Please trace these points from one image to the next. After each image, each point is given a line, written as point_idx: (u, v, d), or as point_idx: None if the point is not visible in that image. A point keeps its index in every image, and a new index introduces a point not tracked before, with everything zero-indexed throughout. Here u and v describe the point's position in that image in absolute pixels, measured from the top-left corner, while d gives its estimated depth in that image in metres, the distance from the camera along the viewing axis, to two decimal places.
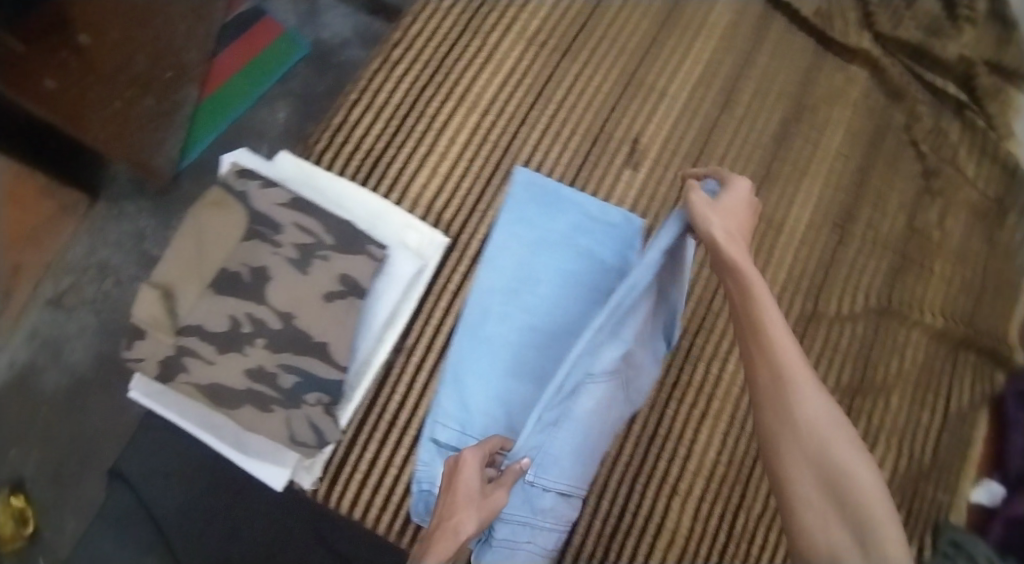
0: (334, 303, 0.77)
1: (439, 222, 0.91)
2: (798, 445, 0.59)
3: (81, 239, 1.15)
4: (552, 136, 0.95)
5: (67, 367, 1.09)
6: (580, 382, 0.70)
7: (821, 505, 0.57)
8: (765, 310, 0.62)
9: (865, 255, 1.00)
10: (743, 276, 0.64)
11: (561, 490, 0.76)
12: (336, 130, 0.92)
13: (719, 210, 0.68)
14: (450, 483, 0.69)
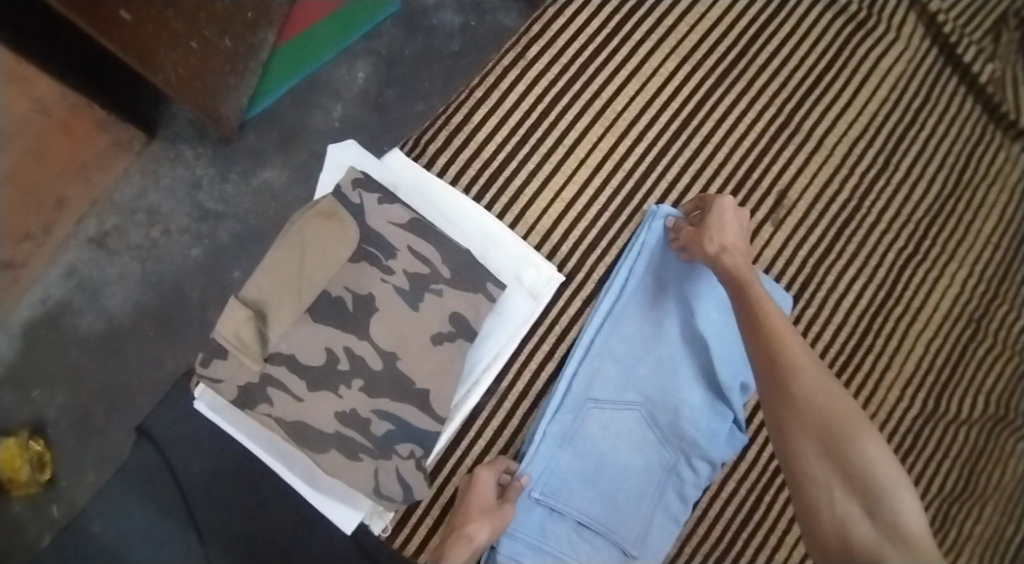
0: (442, 346, 0.68)
1: (554, 254, 0.82)
2: (802, 429, 0.62)
3: (131, 179, 0.87)
4: (693, 173, 0.86)
5: (106, 313, 0.84)
6: (581, 405, 0.79)
7: (828, 478, 0.60)
8: (768, 314, 0.69)
9: (992, 356, 0.93)
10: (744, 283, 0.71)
11: (580, 520, 0.77)
12: (458, 129, 0.83)
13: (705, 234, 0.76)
14: (468, 495, 0.74)
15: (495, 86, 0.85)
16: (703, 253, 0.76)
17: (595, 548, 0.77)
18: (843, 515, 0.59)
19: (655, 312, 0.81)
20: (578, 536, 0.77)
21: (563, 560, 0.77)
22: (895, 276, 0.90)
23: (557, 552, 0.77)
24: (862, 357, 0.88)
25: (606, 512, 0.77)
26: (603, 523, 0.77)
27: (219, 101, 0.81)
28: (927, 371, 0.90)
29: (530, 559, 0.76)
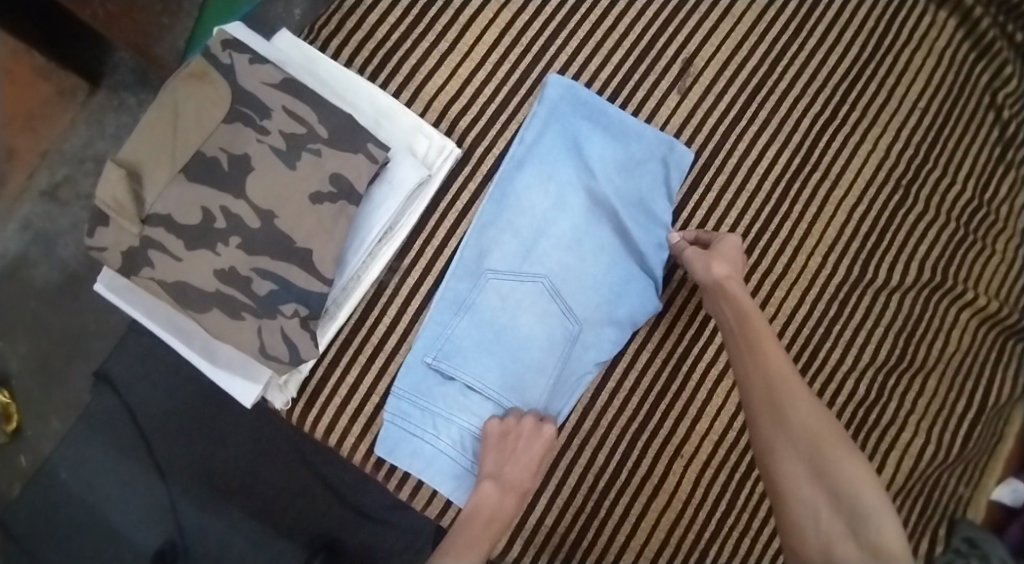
0: (322, 205, 0.68)
1: (453, 131, 0.82)
2: (751, 375, 0.70)
3: (80, 130, 0.98)
4: (592, 47, 0.85)
5: (60, 262, 0.97)
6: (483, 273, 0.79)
7: (762, 397, 0.69)
8: (735, 338, 0.73)
9: (923, 221, 0.91)
10: (722, 316, 0.75)
11: (476, 389, 0.77)
12: (352, 13, 0.82)
13: (714, 256, 0.77)
14: (500, 468, 0.73)
15: None
16: (705, 274, 0.76)
17: (488, 412, 0.77)
18: (757, 399, 0.70)
19: (553, 182, 0.81)
20: (473, 402, 0.77)
21: (456, 424, 0.77)
22: (810, 147, 0.89)
23: (450, 416, 0.77)
24: (779, 226, 0.88)
25: (504, 379, 0.78)
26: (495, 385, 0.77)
27: (153, 43, 0.87)
28: (852, 237, 0.89)
29: (419, 422, 0.76)
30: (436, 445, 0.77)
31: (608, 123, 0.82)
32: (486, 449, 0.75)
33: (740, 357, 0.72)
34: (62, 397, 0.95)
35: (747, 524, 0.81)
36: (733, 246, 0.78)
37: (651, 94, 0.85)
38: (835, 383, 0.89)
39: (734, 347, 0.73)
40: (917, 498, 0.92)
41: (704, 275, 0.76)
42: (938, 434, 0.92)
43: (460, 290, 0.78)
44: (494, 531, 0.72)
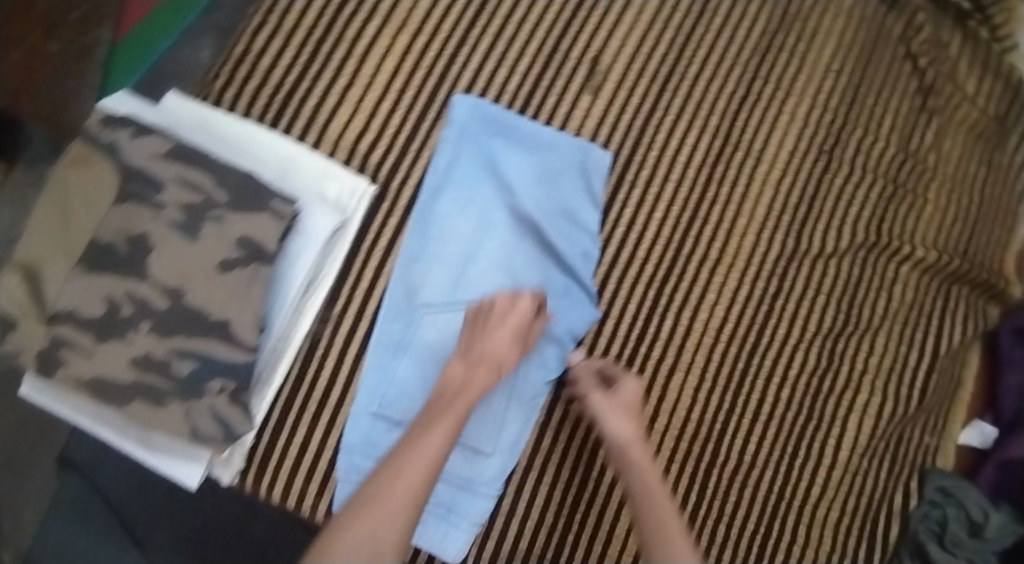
0: (231, 273, 0.66)
1: (366, 166, 0.79)
2: (646, 513, 0.72)
3: None
4: (497, 59, 0.83)
5: None
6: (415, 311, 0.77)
7: (652, 539, 0.71)
8: (631, 478, 0.74)
9: (851, 184, 0.91)
10: (622, 466, 0.75)
11: None
12: (242, 60, 0.78)
13: (616, 406, 0.77)
14: (473, 347, 0.73)
15: (272, 12, 0.80)
16: (611, 436, 0.76)
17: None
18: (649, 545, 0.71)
19: (474, 205, 0.80)
20: None
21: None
22: (729, 127, 0.88)
23: None
24: (709, 211, 0.87)
25: None
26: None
27: None
28: (783, 210, 0.89)
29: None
30: None
31: (521, 138, 0.81)
32: (466, 323, 0.75)
33: (636, 500, 0.73)
34: None
35: None
36: (635, 392, 0.79)
37: (563, 98, 0.84)
38: (784, 357, 0.90)
39: (631, 489, 0.74)
40: (884, 455, 0.93)
41: (614, 429, 0.76)
42: (895, 390, 0.93)
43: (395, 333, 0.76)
44: (445, 423, 0.68)
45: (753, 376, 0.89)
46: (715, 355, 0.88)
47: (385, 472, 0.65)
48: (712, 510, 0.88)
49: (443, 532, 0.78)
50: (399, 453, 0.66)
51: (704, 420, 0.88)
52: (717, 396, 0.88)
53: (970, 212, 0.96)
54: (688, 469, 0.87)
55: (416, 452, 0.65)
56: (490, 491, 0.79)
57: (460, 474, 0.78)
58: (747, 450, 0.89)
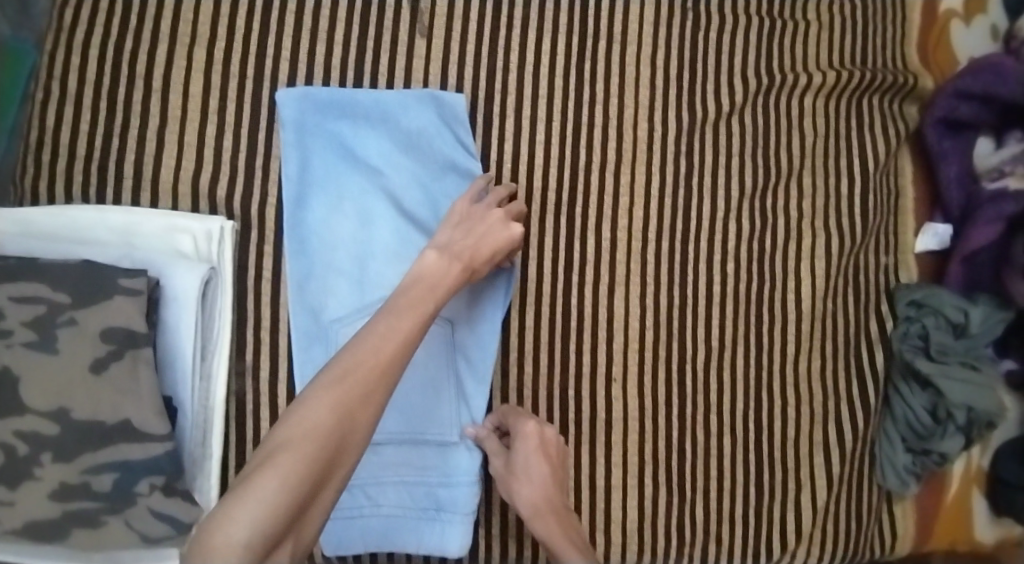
0: (109, 370, 0.61)
1: (217, 204, 0.72)
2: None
3: None
4: (310, 38, 0.75)
5: None
6: (326, 328, 0.72)
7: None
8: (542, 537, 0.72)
9: (726, 32, 0.86)
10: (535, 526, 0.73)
11: (388, 441, 0.77)
12: (39, 144, 0.71)
13: (512, 471, 0.75)
14: (465, 225, 0.71)
15: (51, 77, 0.72)
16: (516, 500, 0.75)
17: (412, 455, 0.78)
18: None
19: (348, 201, 0.74)
20: (388, 454, 0.77)
21: (386, 484, 0.77)
22: (581, 20, 0.83)
23: (376, 479, 0.77)
24: (591, 115, 0.83)
25: (406, 420, 0.77)
26: (406, 428, 0.77)
27: None
28: (666, 85, 0.85)
29: (352, 502, 0.77)
30: (373, 514, 0.77)
31: (366, 111, 0.74)
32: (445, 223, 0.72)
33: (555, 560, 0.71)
34: None
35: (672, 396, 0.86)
36: (529, 441, 0.75)
37: (395, 53, 0.78)
38: (719, 232, 0.86)
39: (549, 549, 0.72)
40: (847, 292, 0.90)
41: (520, 499, 0.74)
42: (838, 223, 0.90)
43: (313, 358, 0.72)
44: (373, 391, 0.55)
45: (693, 262, 0.85)
46: (648, 255, 0.84)
47: (288, 438, 0.51)
48: (698, 408, 0.86)
49: (441, 530, 0.78)
50: (313, 405, 0.53)
51: (659, 324, 0.85)
52: (665, 295, 0.85)
53: (859, 18, 0.90)
54: (660, 374, 0.85)
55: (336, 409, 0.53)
56: (472, 474, 0.78)
57: (437, 469, 0.78)
58: (711, 336, 0.86)
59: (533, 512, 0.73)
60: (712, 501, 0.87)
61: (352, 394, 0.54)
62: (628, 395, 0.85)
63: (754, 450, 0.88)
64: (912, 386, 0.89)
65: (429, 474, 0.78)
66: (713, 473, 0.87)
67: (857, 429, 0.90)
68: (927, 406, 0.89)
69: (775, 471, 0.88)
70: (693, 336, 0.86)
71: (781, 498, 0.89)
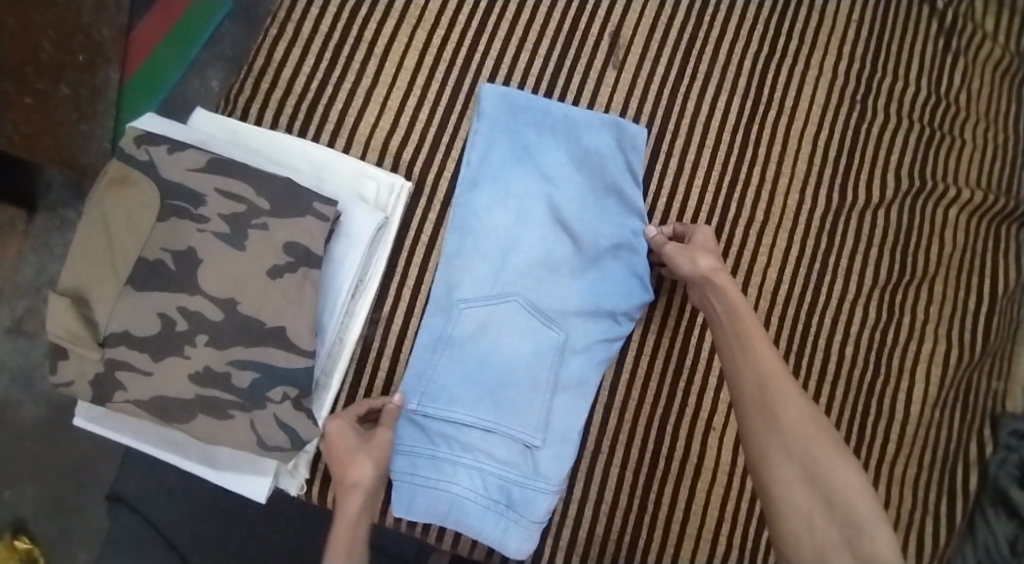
0: (283, 279, 0.65)
1: (399, 164, 0.78)
2: (778, 403, 0.63)
3: (28, 259, 0.95)
4: (517, 44, 0.83)
5: (44, 395, 0.94)
6: (451, 305, 0.75)
7: (801, 431, 0.62)
8: (758, 359, 0.66)
9: (888, 131, 0.90)
10: (742, 337, 0.67)
11: (471, 423, 0.74)
12: (263, 73, 0.79)
13: (695, 251, 0.72)
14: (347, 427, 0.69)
15: (288, 19, 0.81)
16: (692, 270, 0.71)
17: (495, 446, 0.74)
18: (791, 427, 0.63)
19: (512, 198, 0.77)
20: (470, 437, 0.74)
21: (462, 464, 0.74)
22: (758, 87, 0.88)
23: (453, 458, 0.74)
24: (749, 173, 0.87)
25: (497, 411, 0.74)
26: (495, 420, 0.74)
27: (78, 151, 0.87)
28: (822, 166, 0.88)
29: (426, 474, 0.74)
30: (444, 490, 0.74)
31: (554, 122, 0.78)
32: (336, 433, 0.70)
33: (758, 375, 0.65)
34: (77, 529, 0.92)
35: None
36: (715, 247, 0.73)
37: (587, 76, 0.84)
38: (846, 316, 0.87)
39: (746, 379, 0.65)
40: (955, 405, 0.89)
41: (689, 270, 0.72)
42: (960, 333, 0.90)
43: (431, 329, 0.75)
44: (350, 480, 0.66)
45: (812, 335, 0.87)
46: (772, 317, 0.86)
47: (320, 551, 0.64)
48: None
49: (504, 527, 0.74)
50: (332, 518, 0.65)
51: None
52: (778, 360, 0.86)
53: (1010, 148, 0.94)
54: None
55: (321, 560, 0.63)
56: (550, 484, 0.74)
57: (516, 469, 0.74)
58: (816, 411, 0.86)
59: (742, 335, 0.67)
60: None
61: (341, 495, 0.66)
62: None
63: None
64: (999, 512, 0.86)
65: (509, 471, 0.74)
66: None
67: (938, 543, 0.88)
68: (1008, 536, 0.85)
69: None
70: None
71: None
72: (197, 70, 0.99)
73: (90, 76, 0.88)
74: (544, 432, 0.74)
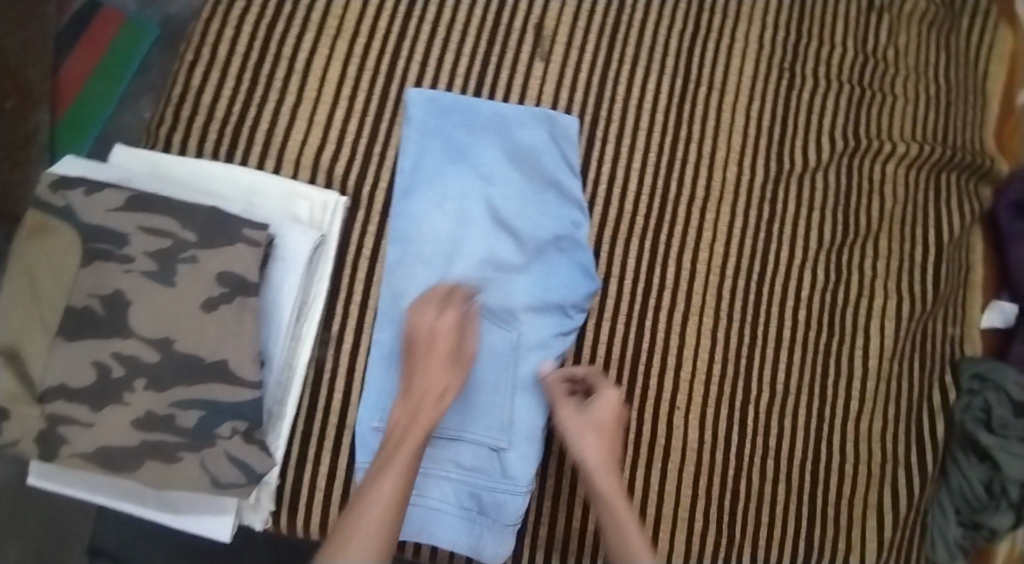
0: (218, 310, 0.64)
1: (333, 179, 0.77)
2: None
3: None
4: (441, 46, 0.82)
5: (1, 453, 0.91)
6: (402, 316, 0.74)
7: None
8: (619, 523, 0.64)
9: (819, 94, 0.91)
10: (608, 502, 0.65)
11: (436, 432, 0.73)
12: (183, 100, 0.78)
13: (587, 425, 0.70)
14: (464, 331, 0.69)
15: (203, 42, 0.79)
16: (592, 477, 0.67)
17: (463, 453, 0.73)
18: None
19: (451, 200, 0.76)
20: (436, 448, 0.73)
21: (431, 476, 0.73)
22: (687, 65, 0.88)
23: (422, 470, 0.73)
24: (687, 150, 0.87)
25: (461, 417, 0.73)
26: (461, 425, 0.73)
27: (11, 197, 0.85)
28: (758, 135, 0.89)
29: None
30: (416, 504, 0.73)
31: (485, 122, 0.78)
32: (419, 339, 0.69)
33: None
34: None
35: (731, 431, 0.85)
36: (611, 410, 0.71)
37: (516, 69, 0.83)
38: (797, 281, 0.88)
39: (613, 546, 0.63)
40: (914, 356, 0.90)
41: (579, 445, 0.68)
42: (912, 285, 0.90)
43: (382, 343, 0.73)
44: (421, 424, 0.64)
45: (766, 304, 0.87)
46: (725, 291, 0.86)
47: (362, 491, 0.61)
48: (756, 449, 0.86)
49: (478, 533, 0.73)
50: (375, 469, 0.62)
51: (728, 361, 0.86)
52: (736, 332, 0.86)
53: (942, 97, 0.94)
54: (721, 411, 0.85)
55: (363, 507, 0.60)
56: (520, 485, 0.73)
57: (484, 474, 0.73)
58: (778, 379, 0.87)
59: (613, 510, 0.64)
60: (760, 553, 0.84)
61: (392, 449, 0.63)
62: (690, 425, 0.84)
63: (807, 503, 0.86)
64: (970, 458, 0.88)
65: (478, 477, 0.73)
66: (764, 520, 0.85)
67: (912, 494, 0.88)
68: (982, 479, 0.87)
69: (826, 530, 0.86)
70: (759, 375, 0.86)
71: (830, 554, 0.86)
72: (129, 102, 0.96)
73: (22, 122, 0.85)
74: (509, 433, 0.73)
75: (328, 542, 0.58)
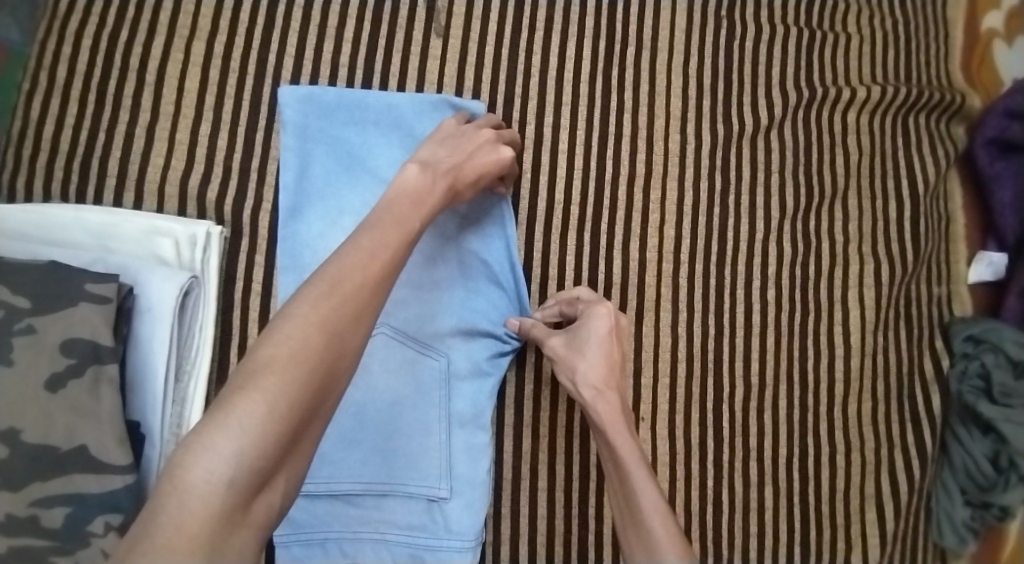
0: (68, 387, 0.55)
1: (206, 207, 0.68)
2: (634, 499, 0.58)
3: None
4: (318, 39, 0.73)
5: None
6: None
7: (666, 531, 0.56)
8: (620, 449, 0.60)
9: (763, 42, 0.80)
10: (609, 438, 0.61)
11: (365, 490, 0.65)
12: (24, 135, 0.68)
13: (577, 355, 0.64)
14: (430, 172, 0.58)
15: (40, 66, 0.69)
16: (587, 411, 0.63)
17: (395, 509, 0.66)
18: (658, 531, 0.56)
19: (347, 214, 0.66)
20: (365, 508, 0.66)
21: (363, 538, 0.65)
22: (609, 26, 0.79)
23: (351, 534, 0.65)
24: (619, 123, 0.77)
25: (389, 469, 0.66)
26: (391, 476, 0.66)
27: None
28: (700, 95, 0.79)
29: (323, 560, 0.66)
30: None
31: (377, 118, 0.67)
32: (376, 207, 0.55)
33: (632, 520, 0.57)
34: None
35: (705, 436, 0.76)
36: (602, 329, 0.64)
37: (408, 56, 0.74)
38: (758, 256, 0.78)
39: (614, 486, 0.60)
40: (896, 324, 0.79)
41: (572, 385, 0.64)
42: (885, 244, 0.80)
43: None
44: (364, 303, 0.48)
45: (728, 287, 0.77)
46: (679, 278, 0.77)
47: (271, 360, 0.44)
48: (735, 453, 0.76)
49: None
50: (297, 324, 0.45)
51: (693, 356, 0.76)
52: (698, 323, 0.77)
53: (900, 33, 0.84)
54: (692, 415, 0.76)
55: (322, 332, 0.45)
56: (465, 539, 0.66)
57: (424, 531, 0.66)
58: (751, 370, 0.77)
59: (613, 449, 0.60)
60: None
61: (338, 313, 0.46)
62: (657, 435, 0.75)
63: (799, 504, 0.76)
64: (972, 430, 0.76)
65: (415, 533, 0.66)
66: (753, 530, 0.75)
67: (913, 479, 0.77)
68: (988, 453, 0.74)
69: (823, 531, 0.76)
70: (730, 367, 0.77)
71: (828, 557, 0.76)
72: None
73: None
74: (446, 480, 0.66)
75: (268, 366, 0.43)
